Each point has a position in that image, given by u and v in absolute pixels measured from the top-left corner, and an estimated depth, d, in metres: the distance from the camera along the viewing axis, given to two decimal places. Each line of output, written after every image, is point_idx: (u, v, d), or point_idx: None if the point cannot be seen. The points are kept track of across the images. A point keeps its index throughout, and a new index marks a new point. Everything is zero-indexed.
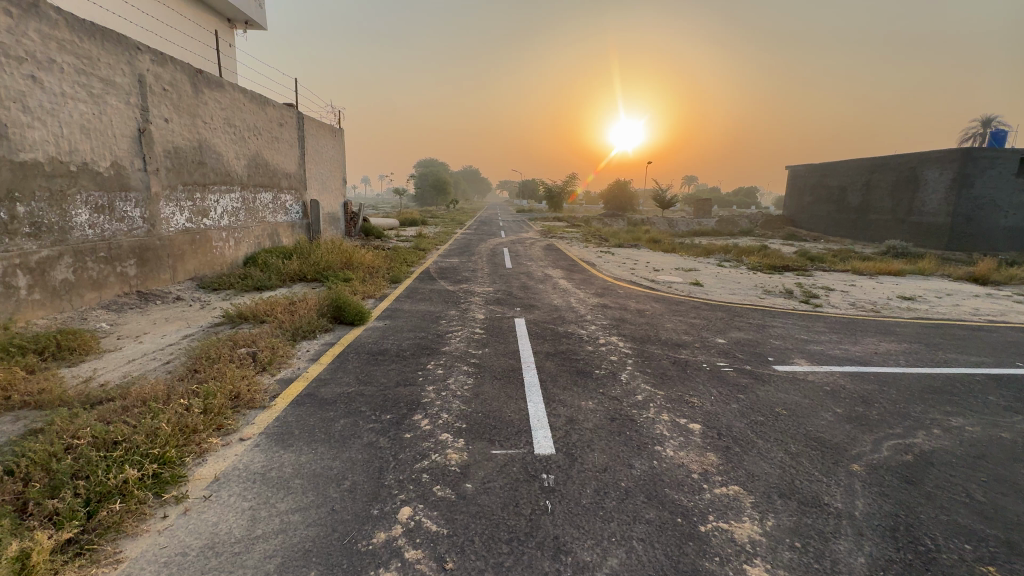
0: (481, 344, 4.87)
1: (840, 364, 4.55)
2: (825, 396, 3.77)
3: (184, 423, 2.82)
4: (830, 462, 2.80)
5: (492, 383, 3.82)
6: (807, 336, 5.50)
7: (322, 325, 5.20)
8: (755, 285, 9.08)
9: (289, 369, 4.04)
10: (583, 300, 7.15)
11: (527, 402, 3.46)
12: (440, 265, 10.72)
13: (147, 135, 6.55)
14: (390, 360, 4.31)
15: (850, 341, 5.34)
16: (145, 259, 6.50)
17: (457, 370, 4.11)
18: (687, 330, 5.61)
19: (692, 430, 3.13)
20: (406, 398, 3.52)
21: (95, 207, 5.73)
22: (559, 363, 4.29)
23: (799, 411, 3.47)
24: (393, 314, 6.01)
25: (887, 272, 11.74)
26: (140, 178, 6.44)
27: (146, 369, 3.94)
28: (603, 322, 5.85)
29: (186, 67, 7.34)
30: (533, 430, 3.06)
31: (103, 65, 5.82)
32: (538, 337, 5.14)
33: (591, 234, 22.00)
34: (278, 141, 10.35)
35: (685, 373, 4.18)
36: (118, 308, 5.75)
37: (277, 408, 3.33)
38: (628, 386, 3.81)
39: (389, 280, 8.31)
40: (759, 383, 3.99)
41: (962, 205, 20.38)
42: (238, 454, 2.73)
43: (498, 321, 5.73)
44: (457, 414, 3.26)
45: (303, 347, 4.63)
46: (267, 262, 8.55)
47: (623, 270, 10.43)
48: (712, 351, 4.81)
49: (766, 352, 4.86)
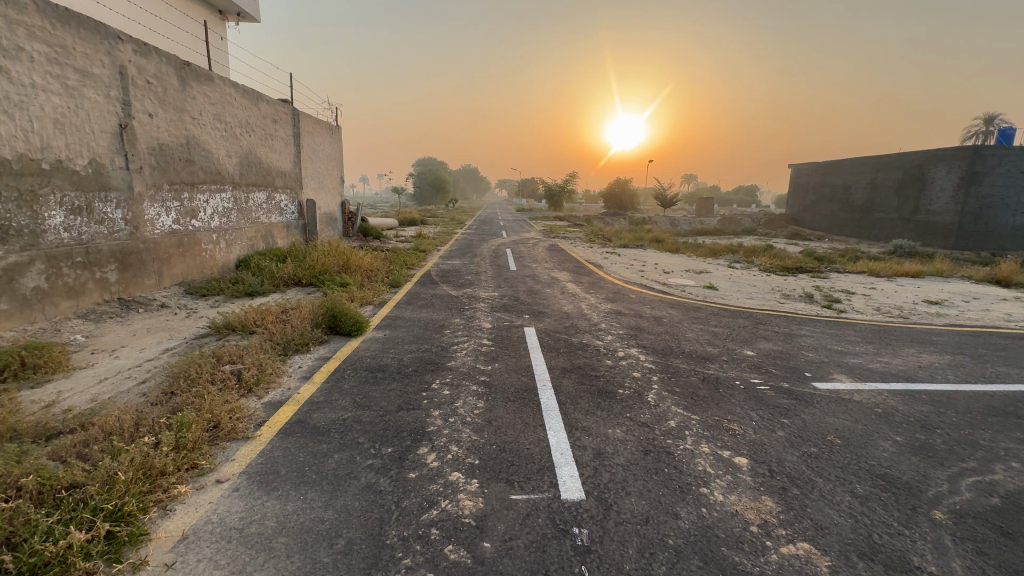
0: (491, 358, 4.45)
1: (885, 380, 4.15)
2: (880, 421, 3.36)
3: (150, 464, 2.41)
4: (907, 508, 2.39)
5: (506, 406, 3.40)
6: (841, 347, 5.08)
7: (316, 337, 4.79)
8: (772, 289, 8.67)
9: (278, 390, 3.62)
10: (595, 306, 6.72)
11: (547, 431, 3.05)
12: (442, 266, 10.30)
13: (129, 131, 6.11)
14: (390, 379, 3.89)
15: (887, 353, 4.93)
16: (127, 264, 6.06)
17: (465, 390, 3.69)
18: (711, 340, 5.19)
19: (739, 466, 2.71)
20: (410, 426, 3.10)
21: (71, 208, 5.30)
22: (578, 382, 3.87)
23: (856, 440, 3.06)
24: (393, 323, 5.59)
25: (904, 274, 11.35)
26: (121, 177, 6.01)
27: (117, 391, 3.52)
28: (620, 332, 5.43)
29: (172, 59, 6.91)
30: (558, 468, 2.65)
31: (79, 55, 5.38)
32: (551, 350, 4.72)
33: (593, 235, 21.58)
34: (272, 138, 9.92)
35: (718, 393, 3.76)
36: (97, 318, 5.32)
37: (262, 439, 2.91)
38: (657, 410, 3.39)
39: (388, 285, 7.89)
40: (802, 405, 3.58)
41: (970, 204, 20.04)
42: (212, 502, 2.32)
43: (507, 331, 5.31)
44: (469, 447, 2.86)
45: (295, 363, 4.22)
46: (259, 265, 8.11)
47: (632, 273, 10.03)
48: (743, 365, 4.40)
49: (801, 367, 4.44)
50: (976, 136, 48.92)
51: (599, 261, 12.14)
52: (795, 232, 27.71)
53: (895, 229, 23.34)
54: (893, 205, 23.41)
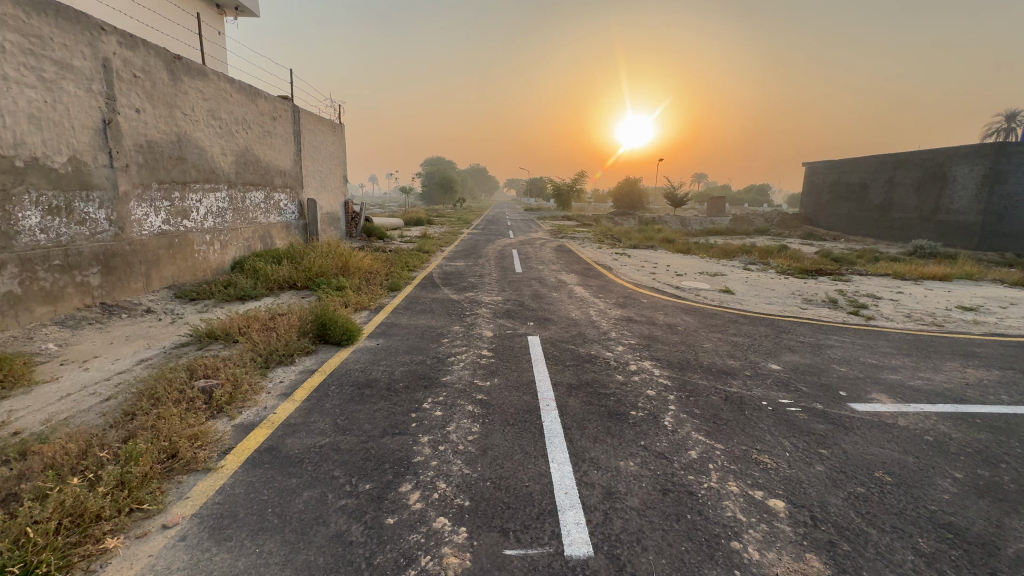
0: (490, 372, 4.06)
1: (931, 401, 3.69)
2: (932, 453, 2.92)
3: (83, 507, 2.07)
4: (985, 572, 1.96)
5: (504, 432, 3.01)
6: (876, 361, 4.61)
7: (302, 347, 4.43)
8: (793, 293, 8.19)
9: (253, 410, 3.26)
10: (604, 312, 6.30)
11: (550, 464, 2.65)
12: (444, 268, 9.93)
13: (114, 127, 5.81)
14: (377, 397, 3.51)
15: (927, 367, 4.46)
16: (111, 267, 5.77)
17: (459, 411, 3.31)
18: (731, 352, 4.76)
19: (775, 512, 2.30)
20: (393, 456, 2.73)
21: (48, 208, 5.01)
22: (585, 402, 3.47)
23: (910, 478, 2.63)
24: (387, 331, 5.21)
25: (929, 277, 10.79)
26: (105, 175, 5.72)
27: (75, 411, 3.18)
28: (631, 342, 5.01)
29: (162, 53, 6.61)
30: (561, 512, 2.25)
31: (57, 46, 5.09)
32: (557, 362, 4.32)
33: (601, 235, 21.10)
34: (270, 135, 9.62)
35: (744, 416, 3.33)
36: (75, 325, 5.02)
37: (225, 471, 2.56)
38: (676, 438, 2.99)
39: (387, 289, 7.55)
40: (841, 432, 3.14)
41: (994, 203, 19.32)
42: (152, 556, 1.96)
43: (509, 341, 4.92)
44: (460, 483, 2.48)
45: (276, 377, 3.87)
46: (254, 267, 7.81)
47: (642, 275, 9.61)
48: (768, 382, 3.98)
49: (835, 384, 3.99)
50: (996, 133, 47.65)
51: (608, 262, 11.74)
52: (809, 232, 27.00)
53: (914, 229, 22.59)
54: (911, 204, 22.67)
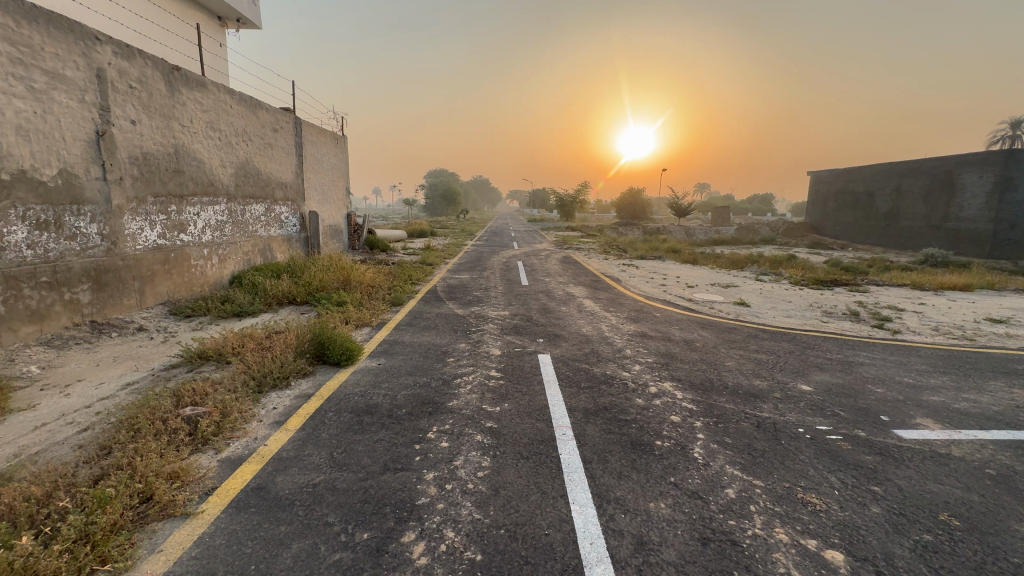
0: (500, 396, 3.75)
1: (983, 427, 3.36)
2: (999, 490, 2.59)
3: (35, 569, 1.79)
4: None
5: (517, 467, 2.72)
6: (913, 380, 4.29)
7: (298, 369, 4.16)
8: (811, 305, 7.86)
9: (241, 442, 2.98)
10: (616, 328, 5.99)
11: (572, 507, 2.35)
12: (448, 281, 9.68)
13: (107, 138, 5.62)
14: (378, 426, 3.22)
15: (970, 387, 4.14)
16: (103, 283, 5.53)
17: (467, 442, 3.01)
18: (756, 370, 4.46)
19: (835, 567, 1.99)
20: (395, 496, 2.44)
21: (36, 223, 4.79)
22: (606, 430, 3.18)
23: (981, 523, 2.30)
24: (389, 350, 4.94)
25: (948, 287, 10.45)
26: (98, 189, 5.51)
27: (48, 445, 2.90)
28: (648, 361, 4.71)
29: (159, 63, 6.46)
30: (588, 569, 1.95)
31: (48, 55, 4.92)
32: (571, 384, 4.03)
33: (605, 246, 20.83)
34: (271, 147, 9.45)
35: (781, 446, 3.03)
36: (61, 345, 4.77)
37: (206, 517, 2.26)
38: (709, 473, 2.69)
39: (389, 303, 7.29)
40: (892, 466, 2.82)
41: (1006, 210, 19.04)
42: None
43: (518, 361, 4.62)
44: (470, 530, 2.19)
45: (270, 403, 3.59)
46: (253, 281, 7.57)
47: (652, 287, 9.33)
48: (801, 405, 3.67)
49: (874, 408, 3.66)
50: (1000, 141, 47.49)
51: (616, 273, 11.46)
52: (817, 241, 26.65)
53: (924, 237, 22.24)
54: (920, 212, 22.35)
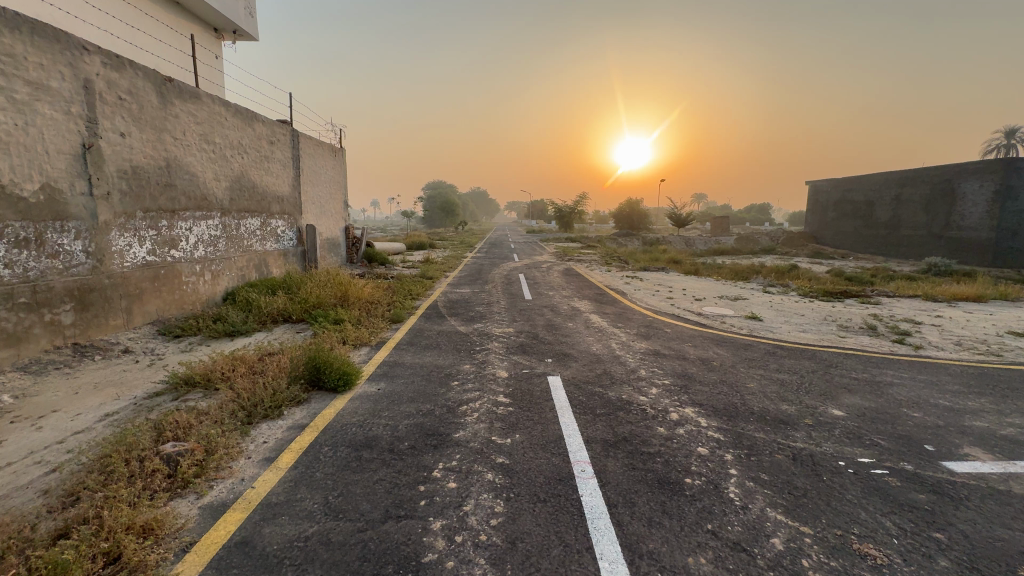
0: (510, 426, 3.46)
1: None
2: None
3: None
4: None
5: (534, 513, 2.42)
6: (952, 403, 4.00)
7: (292, 397, 3.87)
8: (825, 319, 7.59)
9: (225, 484, 2.67)
10: (628, 346, 5.70)
11: (601, 564, 2.06)
12: (449, 296, 9.40)
13: (95, 152, 5.38)
14: (378, 463, 2.93)
15: (1014, 410, 3.86)
16: (87, 303, 5.25)
17: (477, 482, 2.72)
18: (781, 393, 4.17)
19: None
20: (399, 551, 2.15)
21: (15, 240, 4.52)
22: (629, 466, 2.88)
23: None
24: (389, 373, 4.64)
25: (960, 299, 10.20)
26: (83, 205, 5.25)
27: (8, 490, 2.60)
28: (665, 383, 4.42)
29: (151, 75, 6.25)
30: None
31: (32, 65, 4.70)
32: (586, 411, 3.74)
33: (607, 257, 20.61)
34: (267, 160, 9.23)
35: (824, 483, 2.74)
36: (39, 371, 4.47)
37: None
38: (750, 519, 2.40)
39: (389, 320, 7.00)
40: (950, 507, 2.54)
41: (1008, 218, 18.92)
42: None
43: (527, 384, 4.33)
44: None
45: (259, 436, 3.29)
46: (248, 298, 7.29)
47: (659, 300, 9.07)
48: (837, 433, 3.38)
49: (916, 436, 3.38)
50: (995, 150, 47.66)
51: (621, 286, 11.21)
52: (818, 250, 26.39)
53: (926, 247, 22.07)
54: (921, 221, 22.23)
